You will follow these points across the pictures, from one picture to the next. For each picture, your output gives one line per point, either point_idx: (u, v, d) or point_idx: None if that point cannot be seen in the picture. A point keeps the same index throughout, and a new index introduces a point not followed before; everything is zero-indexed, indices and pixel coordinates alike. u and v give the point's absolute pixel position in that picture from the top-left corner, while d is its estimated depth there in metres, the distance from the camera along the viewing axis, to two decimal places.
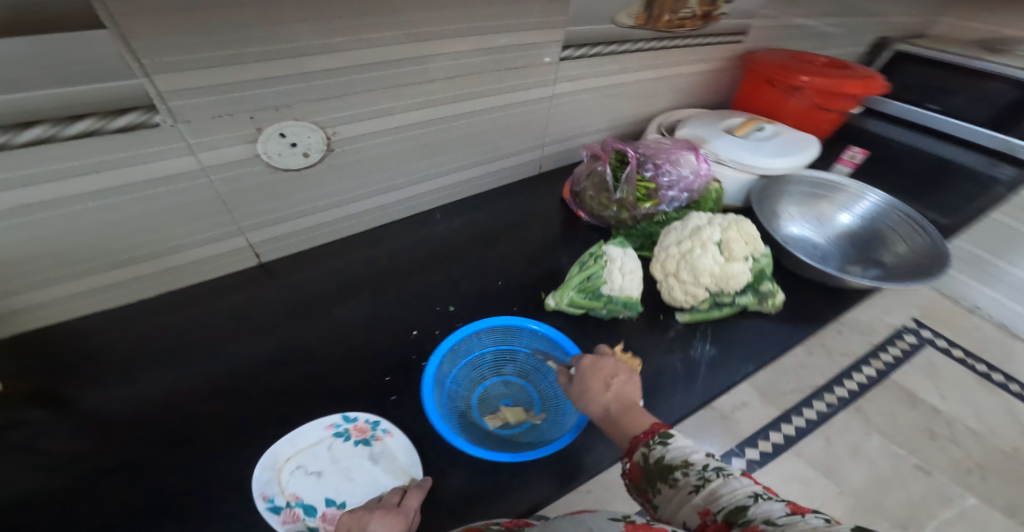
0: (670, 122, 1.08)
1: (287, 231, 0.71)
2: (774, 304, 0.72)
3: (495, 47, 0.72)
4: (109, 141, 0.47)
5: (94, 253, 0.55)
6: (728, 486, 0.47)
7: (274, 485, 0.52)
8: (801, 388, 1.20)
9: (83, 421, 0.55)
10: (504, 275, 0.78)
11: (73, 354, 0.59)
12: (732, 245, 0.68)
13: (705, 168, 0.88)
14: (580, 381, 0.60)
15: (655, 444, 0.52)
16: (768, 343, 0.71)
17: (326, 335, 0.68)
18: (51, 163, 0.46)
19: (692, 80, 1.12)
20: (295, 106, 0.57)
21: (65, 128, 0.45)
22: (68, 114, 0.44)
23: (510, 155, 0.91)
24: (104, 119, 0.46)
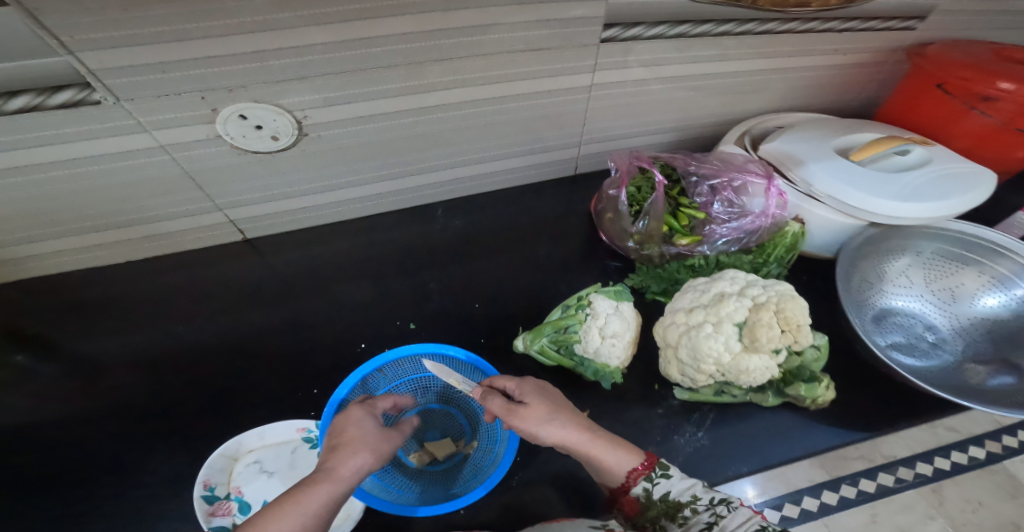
0: (766, 129, 0.85)
1: (268, 211, 0.69)
2: (811, 402, 0.55)
3: (564, 20, 0.59)
4: (52, 117, 0.47)
5: (67, 216, 0.58)
6: (737, 520, 0.45)
7: (221, 475, 0.53)
8: (867, 456, 0.67)
9: (54, 368, 0.61)
10: (485, 295, 0.69)
11: (65, 303, 0.65)
12: (757, 330, 0.51)
13: (779, 205, 0.65)
14: (541, 402, 0.49)
15: (657, 479, 0.47)
16: (774, 449, 0.56)
17: (279, 326, 0.66)
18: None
19: (811, 77, 0.85)
20: (251, 87, 0.52)
21: (6, 103, 0.44)
22: (7, 89, 0.44)
23: (536, 151, 0.78)
24: (42, 95, 0.45)
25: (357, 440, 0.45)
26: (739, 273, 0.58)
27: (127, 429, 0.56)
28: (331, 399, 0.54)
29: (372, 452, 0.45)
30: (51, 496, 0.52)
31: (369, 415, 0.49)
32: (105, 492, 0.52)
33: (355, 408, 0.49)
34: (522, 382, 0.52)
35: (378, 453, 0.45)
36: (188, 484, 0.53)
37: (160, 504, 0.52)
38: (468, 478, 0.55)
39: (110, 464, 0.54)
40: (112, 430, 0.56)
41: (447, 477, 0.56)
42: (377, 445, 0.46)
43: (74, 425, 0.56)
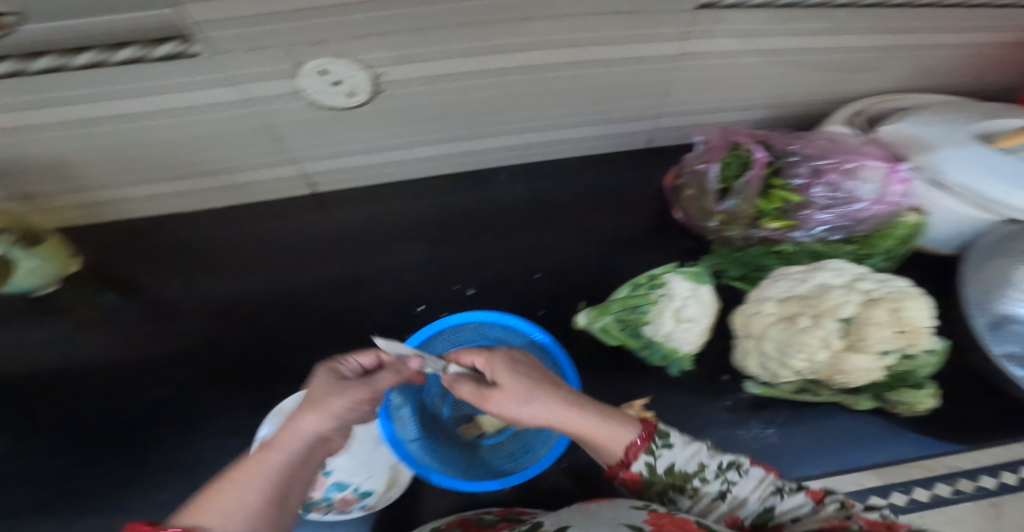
0: (882, 110, 0.74)
1: (338, 166, 0.69)
2: (907, 411, 0.48)
3: None
4: (156, 69, 0.47)
5: (160, 162, 0.61)
6: (750, 486, 0.42)
7: None
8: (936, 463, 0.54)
9: (145, 307, 0.66)
10: (546, 265, 0.67)
11: (154, 246, 0.70)
12: (869, 330, 0.43)
13: (898, 193, 0.56)
14: (515, 382, 0.43)
15: (659, 451, 0.43)
16: (851, 454, 0.51)
17: (342, 283, 0.68)
18: (96, 86, 0.48)
19: (940, 56, 0.73)
20: (333, 41, 0.50)
21: (113, 55, 0.45)
22: (116, 42, 0.45)
23: (608, 121, 0.73)
24: (145, 48, 0.45)
25: (307, 397, 0.42)
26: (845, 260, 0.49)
27: (217, 368, 0.63)
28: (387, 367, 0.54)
29: (318, 410, 0.40)
30: (157, 423, 0.60)
31: (328, 376, 0.45)
32: None
33: (315, 372, 0.45)
34: (491, 356, 0.46)
35: (323, 410, 0.40)
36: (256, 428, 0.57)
37: None
38: (516, 456, 0.54)
39: (203, 402, 0.61)
40: (204, 365, 0.63)
41: (495, 451, 0.55)
42: (324, 402, 0.41)
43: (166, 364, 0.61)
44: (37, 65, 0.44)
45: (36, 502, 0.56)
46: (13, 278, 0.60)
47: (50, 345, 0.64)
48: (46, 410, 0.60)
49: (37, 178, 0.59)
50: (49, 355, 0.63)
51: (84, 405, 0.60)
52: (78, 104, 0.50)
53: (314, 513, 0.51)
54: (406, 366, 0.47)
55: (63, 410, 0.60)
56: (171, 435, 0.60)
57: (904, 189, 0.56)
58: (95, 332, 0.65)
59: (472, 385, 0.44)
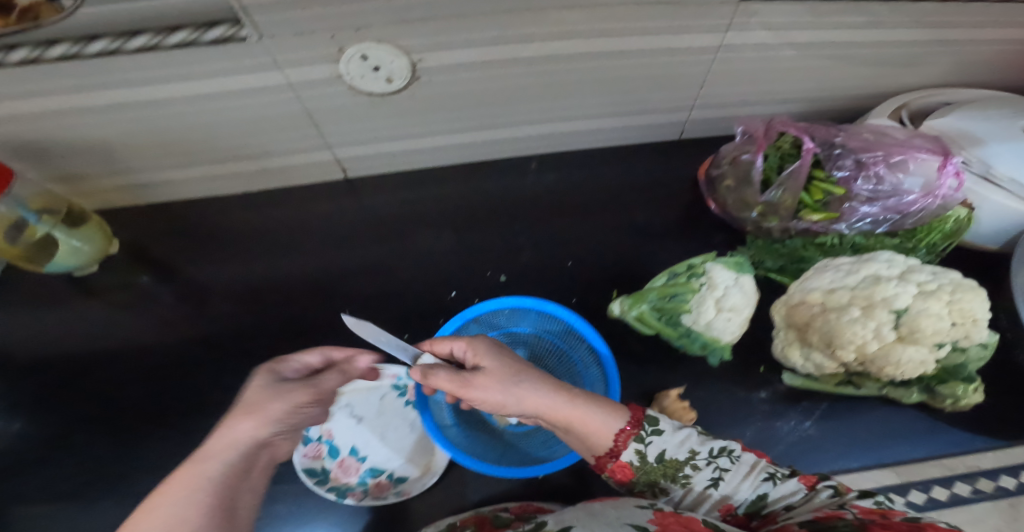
0: (926, 106, 0.73)
1: (372, 151, 0.70)
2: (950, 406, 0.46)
3: None
4: (206, 53, 0.48)
5: (199, 146, 0.62)
6: (743, 473, 0.41)
7: None
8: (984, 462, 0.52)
9: (181, 289, 0.67)
10: (577, 253, 0.67)
11: (190, 229, 0.71)
12: (923, 320, 0.41)
13: (953, 187, 0.54)
14: (499, 366, 0.44)
15: (648, 438, 0.41)
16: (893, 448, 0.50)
17: (374, 268, 0.68)
18: (145, 69, 0.48)
19: (983, 52, 0.72)
20: (376, 26, 0.50)
21: (166, 39, 0.46)
22: (170, 25, 0.46)
23: (642, 112, 0.73)
24: (198, 31, 0.46)
25: (243, 401, 0.39)
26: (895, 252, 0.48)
27: (251, 348, 0.64)
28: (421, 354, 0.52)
29: (256, 415, 0.38)
30: (194, 401, 0.61)
31: (270, 377, 0.43)
32: None
33: (256, 374, 0.43)
34: (472, 342, 0.46)
35: (264, 416, 0.38)
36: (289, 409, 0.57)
37: None
38: (551, 443, 0.54)
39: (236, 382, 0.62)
40: (240, 345, 0.64)
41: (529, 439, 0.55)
42: (265, 407, 0.39)
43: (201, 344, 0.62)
44: (93, 49, 0.45)
45: (78, 475, 0.57)
46: (56, 257, 0.61)
47: (92, 323, 0.66)
48: (87, 387, 0.62)
49: (81, 160, 0.60)
50: (91, 333, 0.65)
51: (124, 384, 0.62)
52: (127, 87, 0.51)
53: (350, 498, 0.52)
54: (351, 365, 0.47)
55: (105, 387, 0.62)
56: (206, 413, 0.61)
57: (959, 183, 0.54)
58: (134, 312, 0.66)
59: (452, 371, 0.43)
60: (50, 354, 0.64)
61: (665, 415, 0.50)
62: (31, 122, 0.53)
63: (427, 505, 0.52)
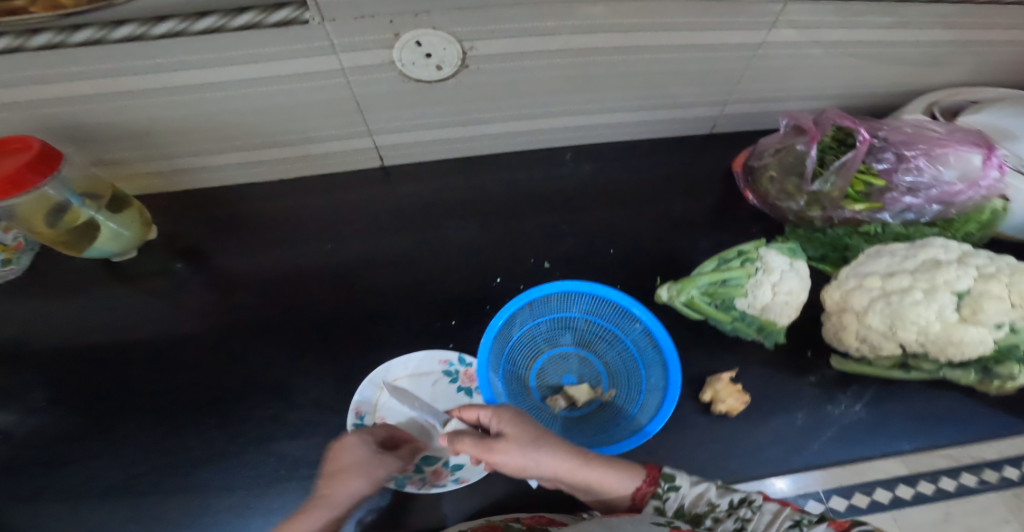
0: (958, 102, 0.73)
1: (409, 140, 0.70)
2: (999, 389, 0.47)
3: None
4: (270, 35, 0.48)
5: (243, 133, 0.61)
6: (765, 521, 0.42)
7: (370, 404, 0.55)
8: None
9: (216, 276, 0.66)
10: (616, 242, 0.68)
11: (224, 216, 0.70)
12: (987, 301, 0.43)
13: (994, 178, 0.56)
14: (521, 432, 0.45)
15: (665, 495, 0.44)
16: (942, 429, 0.51)
17: (411, 254, 0.68)
18: (204, 52, 0.48)
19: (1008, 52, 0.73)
20: (432, 13, 0.51)
21: (233, 20, 0.46)
22: (237, 7, 0.46)
23: (676, 107, 0.73)
24: (264, 13, 0.46)
25: (349, 466, 0.48)
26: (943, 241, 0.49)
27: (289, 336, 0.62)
28: (488, 331, 0.50)
29: (366, 477, 0.47)
30: (230, 390, 0.58)
31: (358, 443, 0.50)
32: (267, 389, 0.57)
33: (347, 436, 0.50)
34: (496, 409, 0.47)
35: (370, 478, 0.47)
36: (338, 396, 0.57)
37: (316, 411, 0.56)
38: (609, 428, 0.51)
39: (278, 370, 0.60)
40: (281, 331, 0.62)
41: (585, 425, 0.52)
42: (371, 470, 0.48)
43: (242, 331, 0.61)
44: (158, 30, 0.45)
45: (115, 471, 0.55)
46: (96, 242, 0.58)
47: (128, 312, 0.64)
48: (123, 376, 0.60)
49: (123, 145, 0.59)
50: (127, 321, 0.64)
51: (161, 372, 0.60)
52: (182, 70, 0.50)
53: (409, 487, 0.52)
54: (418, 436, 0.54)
55: (142, 376, 0.60)
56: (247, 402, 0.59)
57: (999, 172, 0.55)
58: (170, 301, 0.65)
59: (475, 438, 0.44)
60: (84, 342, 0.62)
61: (720, 398, 0.50)
62: (79, 105, 0.52)
63: (480, 488, 0.52)
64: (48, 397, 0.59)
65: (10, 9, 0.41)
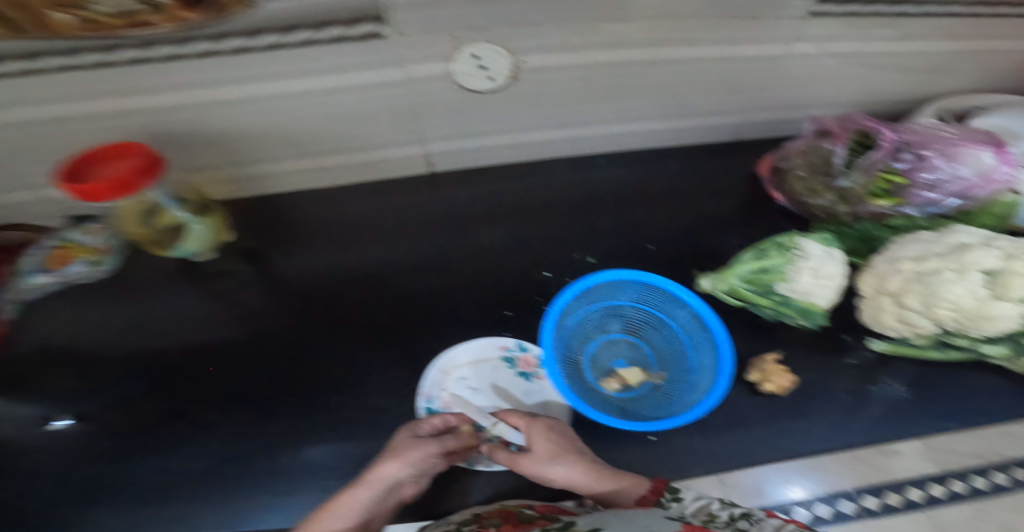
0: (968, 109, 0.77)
1: (458, 147, 0.74)
2: None
3: None
4: (350, 47, 0.53)
5: (309, 140, 0.66)
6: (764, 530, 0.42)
7: (436, 389, 0.59)
8: None
9: (275, 275, 0.70)
10: (655, 239, 0.72)
11: (281, 219, 0.74)
12: (1013, 279, 0.47)
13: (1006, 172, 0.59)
14: (544, 447, 0.51)
15: (667, 503, 0.47)
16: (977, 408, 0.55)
17: (459, 254, 0.71)
18: (292, 64, 0.54)
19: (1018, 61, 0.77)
20: (492, 28, 0.56)
21: (321, 34, 0.51)
22: (324, 21, 0.51)
23: (705, 115, 0.77)
24: (347, 28, 0.52)
25: (393, 448, 0.52)
26: (970, 228, 0.54)
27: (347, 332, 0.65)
28: (548, 317, 0.54)
29: (399, 458, 0.50)
30: (298, 381, 0.61)
31: (409, 432, 0.54)
32: (335, 380, 0.61)
33: (402, 430, 0.55)
34: (530, 424, 0.53)
35: (401, 460, 0.50)
36: (405, 385, 0.60)
37: (384, 399, 0.59)
38: (663, 406, 0.55)
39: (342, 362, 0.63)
40: (346, 326, 0.65)
41: (639, 404, 0.56)
42: (403, 453, 0.51)
43: (307, 326, 0.65)
44: (260, 42, 0.50)
45: (196, 466, 0.56)
46: (184, 243, 0.62)
47: (193, 310, 0.67)
48: (195, 372, 0.62)
49: (199, 151, 0.64)
50: (196, 322, 0.66)
51: (233, 369, 0.62)
52: (266, 80, 0.55)
53: (480, 466, 0.56)
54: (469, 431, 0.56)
55: (214, 373, 0.62)
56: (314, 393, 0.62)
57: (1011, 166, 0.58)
58: (236, 302, 0.68)
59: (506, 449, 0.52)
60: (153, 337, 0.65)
61: (767, 378, 0.54)
62: (174, 113, 0.57)
63: None
64: (126, 395, 0.60)
65: (138, 21, 0.44)
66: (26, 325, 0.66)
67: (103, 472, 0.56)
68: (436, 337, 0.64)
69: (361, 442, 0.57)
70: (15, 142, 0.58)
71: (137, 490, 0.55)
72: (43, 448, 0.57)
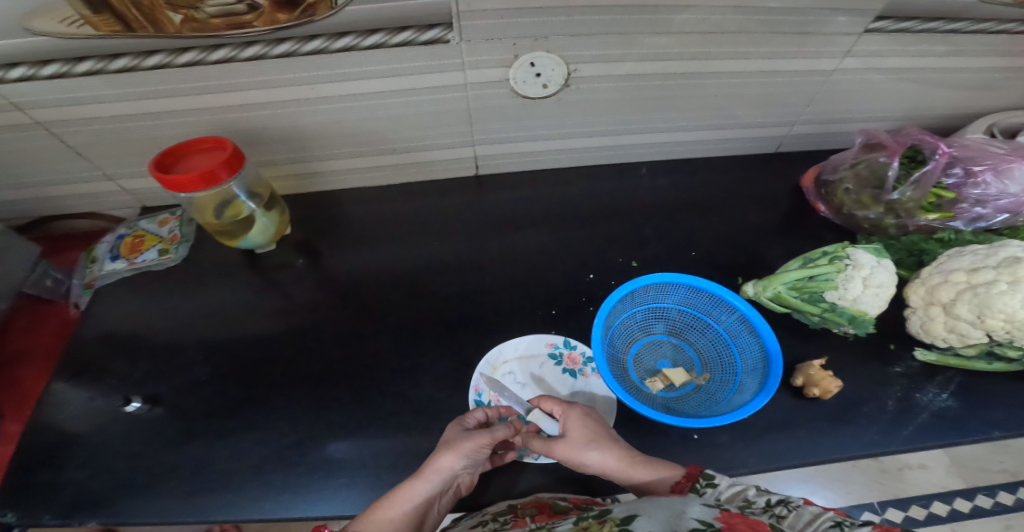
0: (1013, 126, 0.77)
1: (507, 151, 0.76)
2: None
3: (838, 9, 0.59)
4: (416, 51, 0.57)
5: (369, 139, 0.69)
6: (804, 518, 0.43)
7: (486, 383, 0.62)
8: None
9: (330, 267, 0.73)
10: (697, 245, 0.74)
11: (335, 215, 0.77)
12: None
13: None
14: (580, 432, 0.53)
15: (701, 489, 0.48)
16: None
17: (506, 253, 0.74)
18: (363, 65, 0.57)
19: None
20: (552, 37, 0.58)
21: (394, 37, 0.54)
22: (397, 26, 0.54)
23: (748, 127, 0.78)
24: (417, 32, 0.55)
25: (446, 441, 0.53)
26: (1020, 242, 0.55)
27: (397, 324, 0.68)
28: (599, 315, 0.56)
29: (453, 450, 0.52)
30: (352, 368, 0.64)
31: (458, 425, 0.56)
32: (387, 369, 0.63)
33: (449, 426, 0.56)
34: (566, 411, 0.55)
35: (455, 451, 0.51)
36: (454, 376, 0.63)
37: (433, 389, 0.62)
38: (709, 405, 0.56)
39: (393, 352, 0.65)
40: (398, 319, 0.68)
41: (685, 402, 0.58)
42: (456, 445, 0.52)
43: (360, 317, 0.68)
44: (336, 45, 0.54)
45: (256, 444, 0.58)
46: (249, 234, 0.67)
47: (252, 298, 0.71)
48: (257, 356, 0.65)
49: (267, 147, 0.68)
50: (256, 310, 0.70)
51: (291, 354, 0.65)
52: (337, 81, 0.59)
53: (527, 458, 0.58)
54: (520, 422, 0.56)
55: (273, 357, 0.65)
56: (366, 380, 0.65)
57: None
58: (294, 291, 0.71)
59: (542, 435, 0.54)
60: (215, 322, 0.69)
61: (812, 383, 0.54)
62: (250, 111, 0.61)
63: None
64: (191, 376, 0.64)
65: (236, 22, 0.48)
66: (100, 305, 0.70)
67: (170, 447, 0.59)
68: (484, 332, 0.66)
69: (412, 428, 0.59)
70: (105, 136, 0.63)
71: (201, 465, 0.58)
72: (115, 423, 0.61)
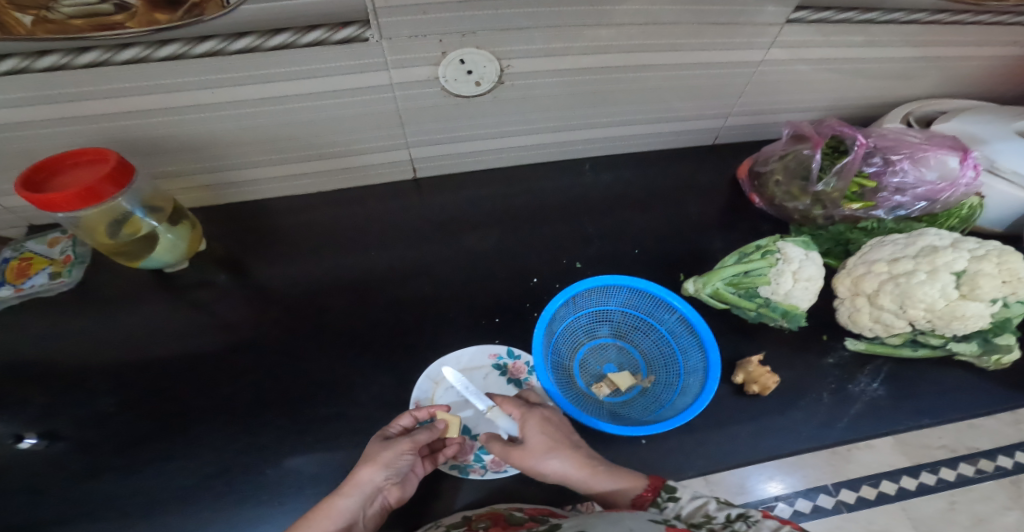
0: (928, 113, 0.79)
1: (442, 151, 0.73)
2: (995, 362, 0.57)
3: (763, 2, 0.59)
4: (334, 51, 0.52)
5: (292, 145, 0.64)
6: None
7: (428, 397, 0.59)
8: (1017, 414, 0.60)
9: (256, 285, 0.67)
10: (640, 243, 0.73)
11: (261, 227, 0.72)
12: (980, 279, 0.50)
13: (971, 177, 0.62)
14: (540, 439, 0.51)
15: (664, 503, 0.47)
16: (949, 403, 0.57)
17: (446, 260, 0.71)
18: (272, 67, 0.52)
19: (977, 70, 0.80)
20: (481, 33, 0.55)
21: (303, 37, 0.50)
22: (307, 25, 0.50)
23: (685, 119, 0.78)
24: (331, 31, 0.50)
25: (364, 454, 0.51)
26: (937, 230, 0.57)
27: (331, 341, 0.63)
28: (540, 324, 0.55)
29: (371, 462, 0.49)
30: (282, 394, 0.59)
31: (379, 437, 0.53)
32: (321, 393, 0.59)
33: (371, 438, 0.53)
34: (525, 416, 0.53)
35: (374, 463, 0.49)
36: (394, 396, 0.59)
37: (374, 410, 0.58)
38: (655, 409, 0.56)
39: (328, 373, 0.61)
40: (333, 336, 0.64)
41: (631, 408, 0.57)
42: (375, 456, 0.49)
43: (291, 338, 0.63)
44: (236, 46, 0.49)
45: (175, 489, 0.53)
46: (155, 252, 0.61)
47: (167, 323, 0.64)
48: (174, 388, 0.59)
49: (175, 156, 0.61)
50: (171, 335, 0.63)
51: (213, 383, 0.60)
52: (249, 83, 0.54)
53: (473, 474, 0.55)
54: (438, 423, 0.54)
55: (192, 388, 0.59)
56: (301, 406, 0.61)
57: (977, 171, 0.61)
58: (215, 314, 0.65)
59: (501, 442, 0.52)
60: (124, 352, 0.62)
61: (752, 379, 0.55)
62: (144, 118, 0.55)
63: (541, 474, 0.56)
64: (95, 413, 0.57)
65: (104, 23, 0.43)
66: None
67: (72, 497, 0.52)
68: (426, 346, 0.63)
69: (351, 456, 0.55)
70: None
71: (108, 515, 0.51)
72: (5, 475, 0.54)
